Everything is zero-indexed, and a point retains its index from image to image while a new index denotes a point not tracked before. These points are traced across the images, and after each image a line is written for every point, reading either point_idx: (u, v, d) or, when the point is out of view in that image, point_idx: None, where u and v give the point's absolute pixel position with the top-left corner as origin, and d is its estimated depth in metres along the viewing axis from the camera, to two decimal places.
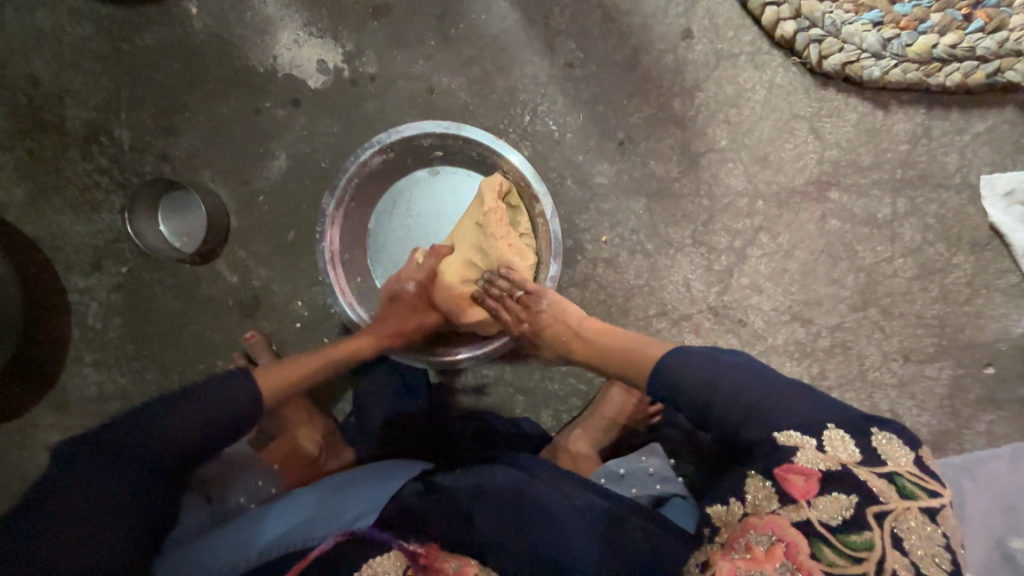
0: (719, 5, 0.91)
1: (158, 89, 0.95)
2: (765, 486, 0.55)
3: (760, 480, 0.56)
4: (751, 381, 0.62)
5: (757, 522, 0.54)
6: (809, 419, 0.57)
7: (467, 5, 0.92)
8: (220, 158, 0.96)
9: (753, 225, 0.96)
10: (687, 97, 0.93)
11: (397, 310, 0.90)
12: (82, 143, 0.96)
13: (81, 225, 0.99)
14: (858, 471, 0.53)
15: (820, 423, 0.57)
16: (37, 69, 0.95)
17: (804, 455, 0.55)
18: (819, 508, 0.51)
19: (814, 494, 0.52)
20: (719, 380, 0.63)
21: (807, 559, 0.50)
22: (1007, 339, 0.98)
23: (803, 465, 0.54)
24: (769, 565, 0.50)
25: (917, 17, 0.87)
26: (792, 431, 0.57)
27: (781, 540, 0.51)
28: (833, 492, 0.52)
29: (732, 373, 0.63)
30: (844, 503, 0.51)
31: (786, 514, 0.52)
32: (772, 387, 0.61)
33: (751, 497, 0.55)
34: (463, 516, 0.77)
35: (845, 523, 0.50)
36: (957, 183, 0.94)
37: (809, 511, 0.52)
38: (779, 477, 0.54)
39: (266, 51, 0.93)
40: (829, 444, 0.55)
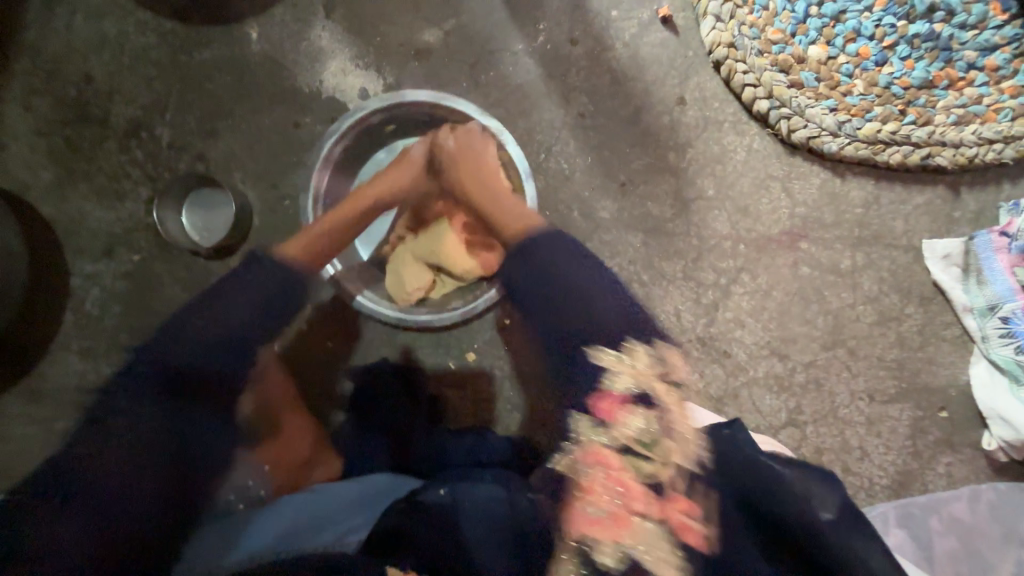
0: (708, 82, 1.08)
1: (206, 97, 1.03)
2: (596, 428, 0.71)
3: (586, 416, 0.71)
4: (597, 291, 0.74)
5: (612, 467, 0.71)
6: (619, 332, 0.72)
7: (498, 58, 1.06)
8: (254, 163, 1.03)
9: (736, 266, 1.07)
10: (680, 151, 1.07)
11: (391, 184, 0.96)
12: (122, 137, 1.01)
13: (102, 212, 1.01)
14: (649, 387, 0.71)
15: (622, 338, 0.71)
16: (91, 68, 1.02)
17: (620, 377, 0.70)
18: (630, 429, 0.70)
19: (625, 412, 0.70)
20: (588, 295, 0.73)
21: (630, 483, 0.70)
22: (956, 385, 1.09)
23: (615, 389, 0.70)
24: (603, 497, 0.70)
25: (864, 107, 1.06)
26: (598, 347, 0.71)
27: (616, 479, 0.70)
28: (638, 410, 0.70)
29: (562, 283, 0.73)
30: (648, 421, 0.70)
31: (607, 445, 0.71)
32: (603, 305, 0.73)
33: (581, 441, 0.73)
34: (454, 539, 0.73)
35: (648, 438, 0.70)
36: (905, 244, 1.09)
37: (623, 432, 0.70)
38: (589, 409, 0.71)
39: (314, 75, 1.04)
40: (627, 353, 0.70)
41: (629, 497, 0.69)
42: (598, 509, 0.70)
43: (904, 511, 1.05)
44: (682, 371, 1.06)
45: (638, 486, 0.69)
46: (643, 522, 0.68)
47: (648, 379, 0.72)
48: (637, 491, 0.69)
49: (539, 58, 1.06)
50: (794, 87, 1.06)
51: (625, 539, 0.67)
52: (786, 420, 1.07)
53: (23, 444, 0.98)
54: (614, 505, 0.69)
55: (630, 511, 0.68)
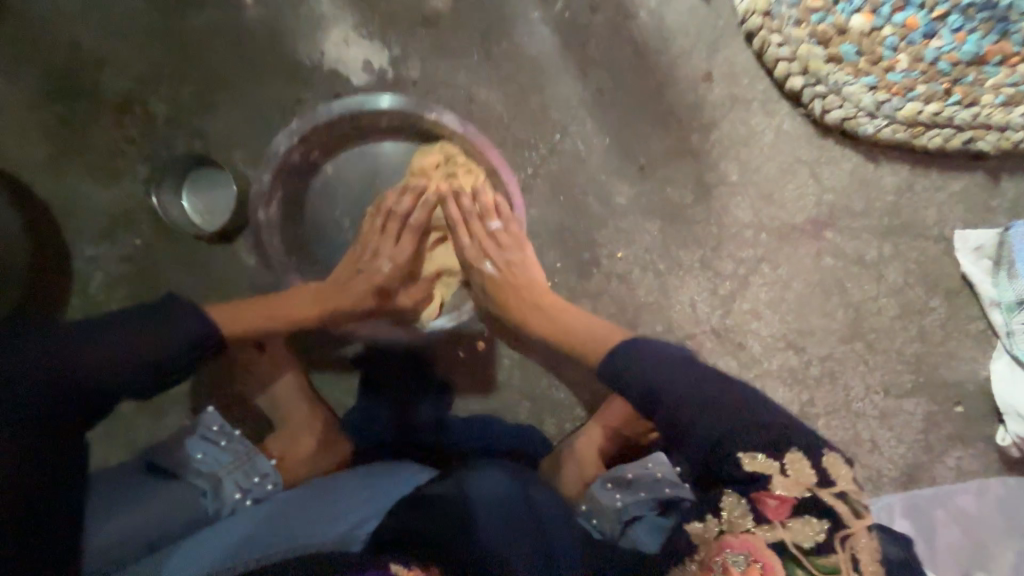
0: (738, 56, 1.00)
1: (200, 69, 0.97)
2: (740, 507, 0.66)
3: None
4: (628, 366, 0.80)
5: (733, 542, 0.64)
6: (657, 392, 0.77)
7: (511, 26, 0.98)
8: (254, 141, 0.98)
9: (756, 255, 1.03)
10: (704, 133, 1.01)
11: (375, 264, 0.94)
12: (114, 111, 0.96)
13: (98, 192, 0.97)
14: (816, 497, 0.65)
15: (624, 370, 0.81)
16: (77, 35, 0.95)
17: (777, 485, 0.65)
18: (793, 530, 0.62)
19: (788, 515, 0.64)
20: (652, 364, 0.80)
21: (763, 548, 0.62)
22: (975, 381, 1.07)
23: (779, 492, 0.65)
24: (744, 572, 0.61)
25: (906, 85, 0.98)
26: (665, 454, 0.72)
27: (756, 558, 0.61)
28: (804, 516, 0.63)
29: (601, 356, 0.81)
30: (816, 527, 0.62)
31: (760, 535, 0.63)
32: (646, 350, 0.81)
33: (724, 512, 0.66)
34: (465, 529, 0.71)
35: (767, 509, 0.65)
36: (935, 234, 1.04)
37: (784, 533, 0.62)
38: (743, 489, 0.67)
39: (314, 46, 0.97)
40: (737, 415, 0.70)
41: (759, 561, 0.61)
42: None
43: (910, 502, 1.05)
44: (696, 362, 1.04)
45: (773, 555, 0.61)
46: None
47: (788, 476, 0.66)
48: (766, 548, 0.62)
49: (556, 28, 0.98)
50: (832, 62, 0.97)
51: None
52: (798, 413, 1.06)
53: None
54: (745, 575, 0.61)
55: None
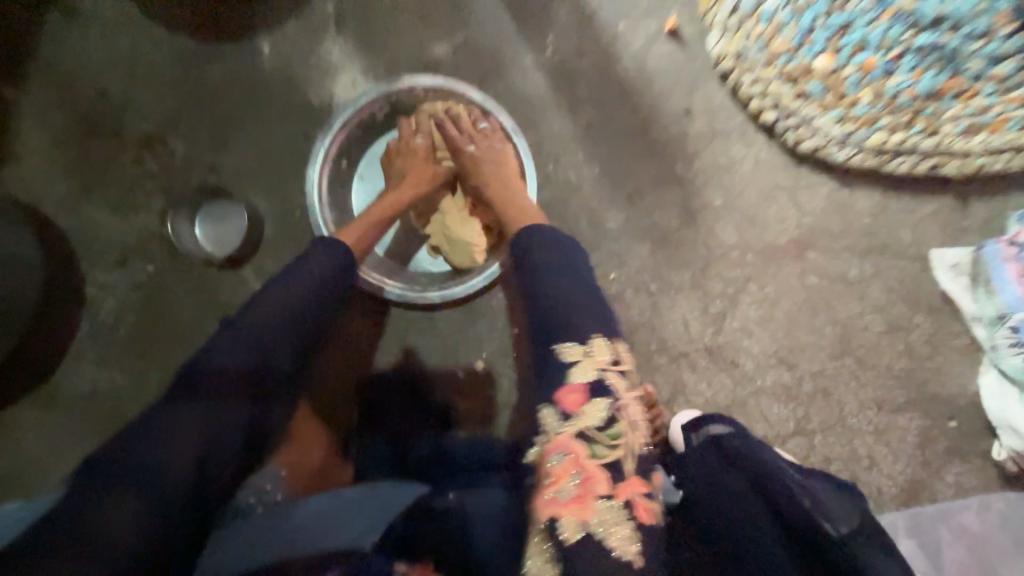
0: (714, 93, 1.09)
1: (219, 111, 1.04)
2: (553, 413, 0.66)
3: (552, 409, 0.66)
4: (575, 285, 0.75)
5: (551, 446, 0.64)
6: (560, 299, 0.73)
7: (506, 70, 1.07)
8: (266, 175, 1.04)
9: (743, 275, 1.08)
10: (687, 162, 1.08)
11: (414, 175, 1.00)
12: (136, 149, 1.03)
13: (116, 224, 1.02)
14: (611, 377, 0.67)
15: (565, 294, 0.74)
16: (108, 83, 1.04)
17: (578, 374, 0.67)
18: (586, 415, 0.64)
19: (585, 404, 0.65)
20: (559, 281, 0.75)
21: (585, 459, 0.63)
22: (965, 394, 1.10)
23: (576, 383, 0.67)
24: (563, 478, 0.62)
25: (871, 117, 1.05)
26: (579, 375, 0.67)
27: (580, 471, 0.62)
28: (595, 399, 0.65)
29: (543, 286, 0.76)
30: (601, 407, 0.65)
31: (569, 429, 0.64)
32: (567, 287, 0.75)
33: (545, 428, 0.66)
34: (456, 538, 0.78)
35: (603, 422, 0.64)
36: (912, 253, 1.10)
37: (580, 421, 0.64)
38: (558, 402, 0.66)
39: (325, 89, 1.05)
40: (596, 349, 0.69)
41: (589, 478, 0.62)
42: (559, 490, 0.62)
43: (911, 520, 1.05)
44: (690, 380, 1.06)
45: (597, 467, 0.63)
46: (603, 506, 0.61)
47: (621, 366, 0.69)
48: (599, 472, 0.63)
49: (546, 70, 1.07)
50: (801, 98, 1.06)
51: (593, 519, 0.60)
52: (794, 429, 1.07)
53: (40, 452, 1.00)
54: (574, 486, 0.62)
55: (591, 494, 0.61)
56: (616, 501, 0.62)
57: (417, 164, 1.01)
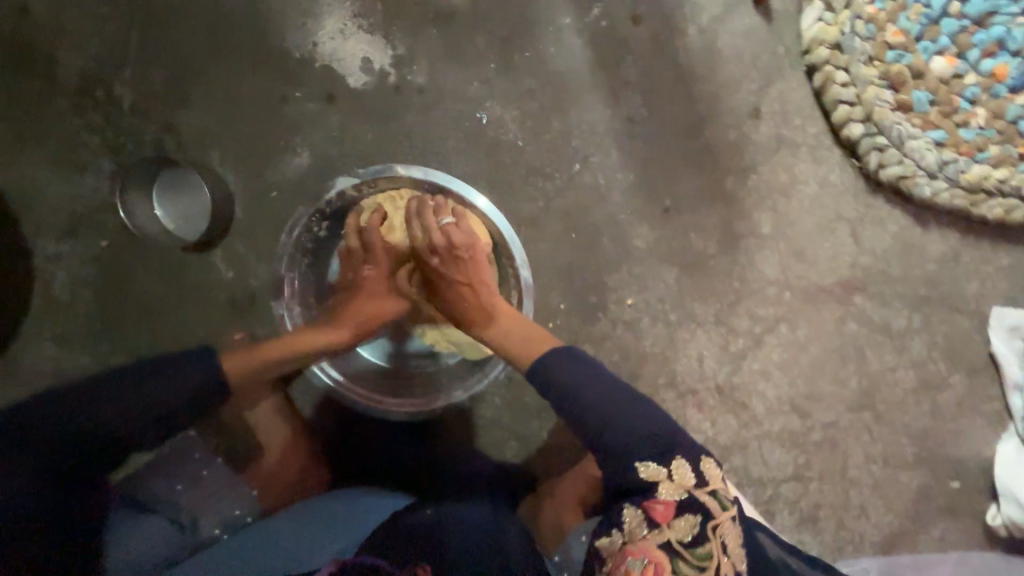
0: (793, 90, 0.87)
1: (174, 51, 0.83)
2: (636, 515, 0.62)
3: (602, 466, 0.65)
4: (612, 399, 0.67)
5: (632, 549, 0.60)
6: (602, 409, 0.67)
7: (537, 32, 0.84)
8: (234, 142, 0.86)
9: (776, 314, 0.96)
10: (741, 176, 0.90)
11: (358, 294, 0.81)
12: (73, 93, 0.84)
13: (59, 185, 0.87)
14: (697, 494, 0.63)
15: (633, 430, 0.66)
16: (34, 0, 0.82)
17: (662, 488, 0.62)
18: (676, 527, 0.60)
19: (672, 515, 0.61)
20: (592, 389, 0.68)
21: (667, 572, 0.58)
22: (977, 458, 1.04)
23: (663, 495, 0.62)
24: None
25: (978, 145, 0.86)
26: (651, 466, 0.63)
27: (651, 561, 0.59)
28: (687, 514, 0.61)
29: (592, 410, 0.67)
30: (692, 522, 0.60)
31: (652, 537, 0.60)
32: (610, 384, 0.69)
33: (627, 526, 0.62)
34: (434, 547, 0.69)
35: (693, 538, 0.60)
36: (971, 309, 0.96)
37: (669, 532, 0.60)
38: (642, 502, 0.62)
39: (307, 35, 0.83)
40: (675, 471, 0.64)
41: None
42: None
43: (890, 567, 1.04)
44: (694, 418, 0.99)
45: None
46: None
47: (708, 485, 0.64)
48: None
49: (588, 39, 0.84)
50: (900, 110, 0.85)
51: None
52: (791, 475, 1.03)
53: None
54: None
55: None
56: None
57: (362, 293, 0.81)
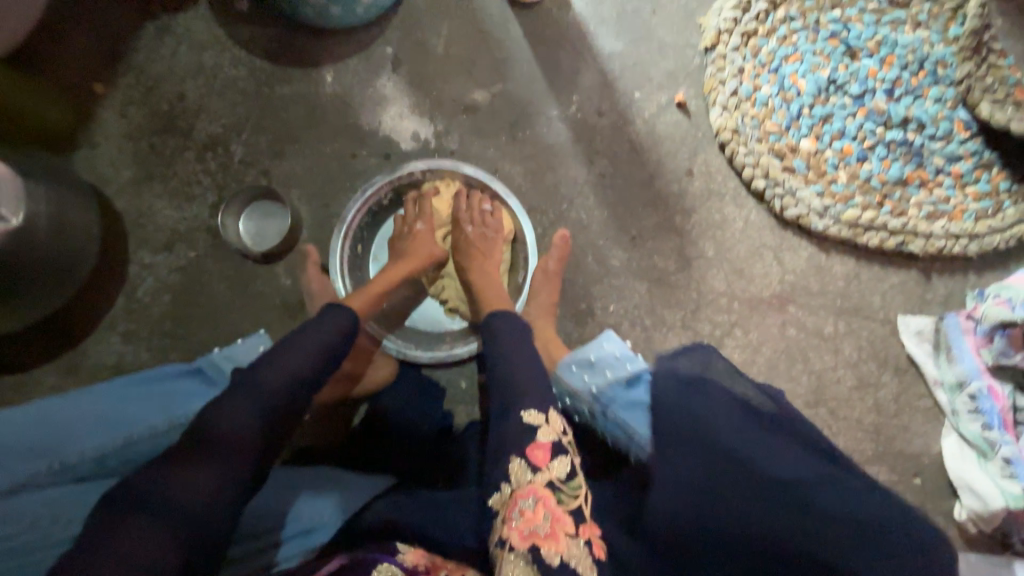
0: (713, 159, 1.24)
1: (280, 124, 1.18)
2: (522, 465, 0.72)
3: (519, 457, 0.73)
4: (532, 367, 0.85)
5: (522, 491, 0.70)
6: (526, 386, 0.81)
7: (535, 119, 1.22)
8: (312, 183, 1.16)
9: (730, 320, 1.18)
10: (686, 215, 1.22)
11: (421, 245, 1.10)
12: (200, 149, 1.15)
13: (170, 211, 1.13)
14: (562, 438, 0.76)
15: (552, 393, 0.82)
16: (187, 89, 1.17)
17: (542, 433, 0.75)
18: (555, 467, 0.71)
19: (552, 458, 0.72)
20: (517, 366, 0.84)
21: (557, 504, 0.69)
22: (928, 454, 1.17)
23: (542, 440, 0.74)
24: (538, 516, 0.67)
25: (846, 195, 1.22)
26: (531, 410, 0.77)
27: (539, 497, 0.69)
28: (562, 455, 0.73)
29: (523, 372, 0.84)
30: (566, 461, 0.73)
31: (536, 478, 0.71)
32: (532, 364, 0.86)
33: (514, 477, 0.71)
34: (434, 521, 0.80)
35: (569, 474, 0.72)
36: (882, 317, 1.21)
37: (551, 471, 0.71)
38: (525, 453, 0.73)
39: (376, 116, 1.20)
40: (550, 419, 0.77)
41: (558, 519, 0.67)
42: (536, 527, 0.66)
43: None
44: None
45: (564, 510, 0.69)
46: (575, 544, 0.67)
47: (570, 434, 0.79)
48: (566, 514, 0.69)
49: (569, 124, 1.23)
50: (787, 172, 1.22)
51: (566, 550, 0.65)
52: None
53: None
54: (547, 523, 0.67)
55: (561, 528, 0.67)
56: (581, 536, 0.68)
57: (414, 244, 1.10)
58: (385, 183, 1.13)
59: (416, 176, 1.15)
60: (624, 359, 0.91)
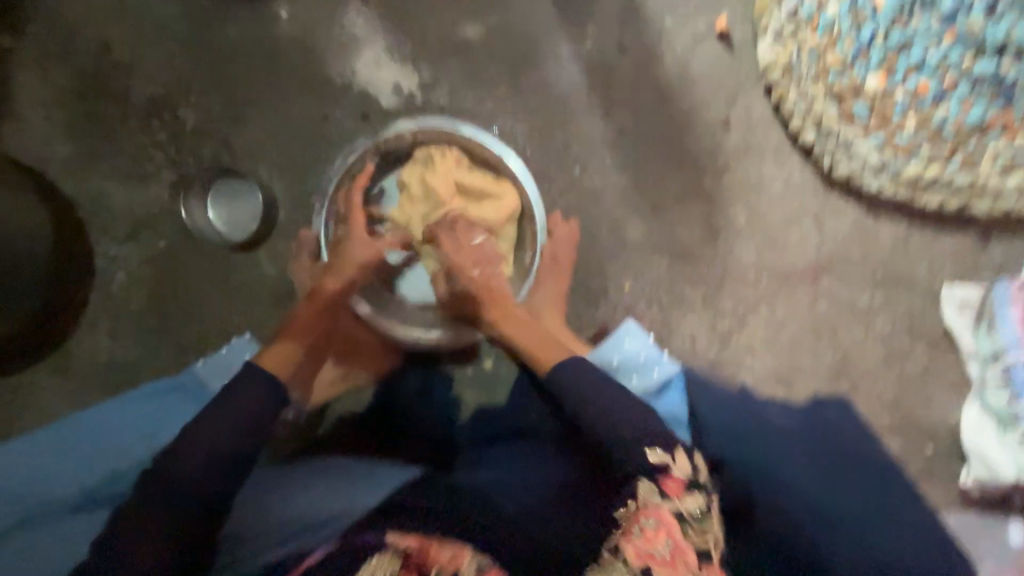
0: (755, 104, 1.04)
1: (233, 79, 0.98)
2: (651, 487, 0.68)
3: (651, 483, 0.68)
4: (615, 396, 0.77)
5: (646, 511, 0.66)
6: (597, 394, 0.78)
7: (541, 60, 1.00)
8: (282, 154, 1.00)
9: (756, 296, 1.09)
10: (717, 176, 1.05)
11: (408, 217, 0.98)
12: (144, 115, 0.97)
13: (125, 194, 0.99)
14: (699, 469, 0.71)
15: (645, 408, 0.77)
16: (113, 38, 0.96)
17: (676, 467, 0.69)
18: (687, 500, 0.67)
19: (683, 489, 0.68)
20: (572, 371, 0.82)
21: (680, 535, 0.64)
22: (946, 424, 1.15)
23: (677, 471, 0.69)
24: (657, 541, 0.63)
25: (910, 147, 1.02)
26: (658, 448, 0.70)
27: (662, 524, 0.64)
28: (695, 490, 0.68)
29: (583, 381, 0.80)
30: (701, 499, 0.67)
31: (662, 503, 0.66)
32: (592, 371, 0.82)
33: (641, 496, 0.68)
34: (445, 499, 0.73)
35: (702, 510, 0.66)
36: (923, 287, 1.11)
37: (682, 504, 0.66)
38: (654, 474, 0.68)
39: (346, 64, 0.98)
40: (680, 456, 0.70)
41: (678, 549, 0.63)
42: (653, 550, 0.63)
43: None
44: None
45: (689, 544, 0.63)
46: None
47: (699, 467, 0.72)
48: (690, 547, 0.63)
49: (582, 65, 1.01)
50: (844, 119, 1.02)
51: None
52: None
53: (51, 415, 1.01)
54: (667, 550, 0.63)
55: (684, 560, 0.62)
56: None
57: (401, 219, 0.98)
58: (371, 148, 0.96)
59: (404, 139, 0.96)
60: (650, 360, 0.89)
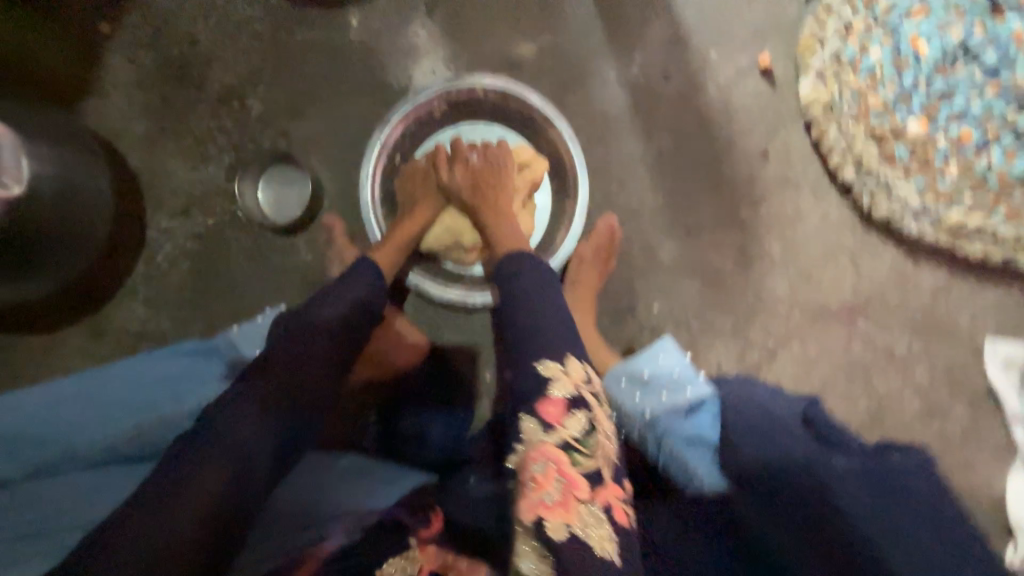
0: (795, 140, 1.05)
1: (300, 76, 1.05)
2: (533, 424, 0.67)
3: (531, 416, 0.68)
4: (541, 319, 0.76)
5: (534, 454, 0.66)
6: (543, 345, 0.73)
7: (588, 82, 1.05)
8: (334, 148, 1.05)
9: (787, 330, 1.06)
10: (753, 206, 1.05)
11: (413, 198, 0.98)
12: (214, 101, 1.05)
13: (185, 173, 1.05)
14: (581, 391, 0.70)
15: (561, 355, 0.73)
16: (197, 31, 1.05)
17: (556, 389, 0.69)
18: (569, 425, 0.67)
19: (564, 416, 0.67)
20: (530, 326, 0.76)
21: (570, 468, 0.65)
22: (990, 492, 1.06)
23: (555, 395, 0.69)
24: (549, 485, 0.63)
25: (954, 193, 1.02)
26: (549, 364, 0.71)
27: (553, 462, 0.64)
28: (576, 411, 0.68)
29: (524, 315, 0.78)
30: (581, 420, 0.68)
31: (549, 440, 0.66)
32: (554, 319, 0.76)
33: (525, 436, 0.67)
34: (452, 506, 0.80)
35: (585, 431, 0.67)
36: (966, 339, 1.06)
37: (563, 431, 0.66)
38: (538, 410, 0.68)
39: (405, 71, 1.05)
40: (569, 367, 0.72)
41: (571, 484, 0.64)
42: (546, 496, 0.63)
43: None
44: None
45: (579, 475, 0.65)
46: (585, 508, 0.64)
47: (592, 384, 0.73)
48: (581, 478, 0.65)
49: (628, 89, 1.05)
50: (886, 160, 1.02)
51: (576, 521, 0.63)
52: None
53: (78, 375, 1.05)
54: (558, 491, 0.63)
55: (574, 496, 0.64)
56: (597, 502, 0.65)
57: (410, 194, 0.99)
58: (441, 91, 0.99)
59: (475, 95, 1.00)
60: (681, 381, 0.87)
